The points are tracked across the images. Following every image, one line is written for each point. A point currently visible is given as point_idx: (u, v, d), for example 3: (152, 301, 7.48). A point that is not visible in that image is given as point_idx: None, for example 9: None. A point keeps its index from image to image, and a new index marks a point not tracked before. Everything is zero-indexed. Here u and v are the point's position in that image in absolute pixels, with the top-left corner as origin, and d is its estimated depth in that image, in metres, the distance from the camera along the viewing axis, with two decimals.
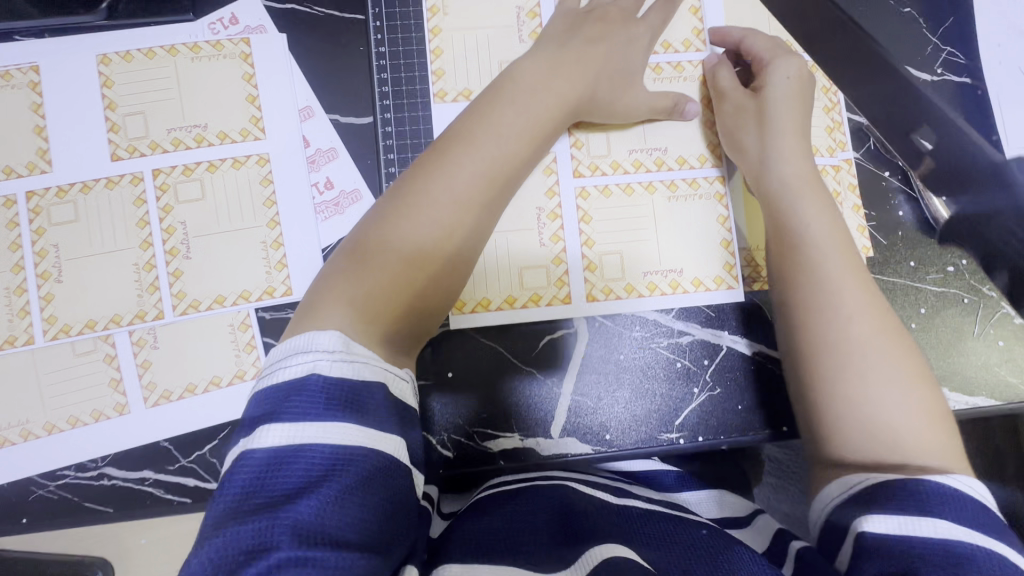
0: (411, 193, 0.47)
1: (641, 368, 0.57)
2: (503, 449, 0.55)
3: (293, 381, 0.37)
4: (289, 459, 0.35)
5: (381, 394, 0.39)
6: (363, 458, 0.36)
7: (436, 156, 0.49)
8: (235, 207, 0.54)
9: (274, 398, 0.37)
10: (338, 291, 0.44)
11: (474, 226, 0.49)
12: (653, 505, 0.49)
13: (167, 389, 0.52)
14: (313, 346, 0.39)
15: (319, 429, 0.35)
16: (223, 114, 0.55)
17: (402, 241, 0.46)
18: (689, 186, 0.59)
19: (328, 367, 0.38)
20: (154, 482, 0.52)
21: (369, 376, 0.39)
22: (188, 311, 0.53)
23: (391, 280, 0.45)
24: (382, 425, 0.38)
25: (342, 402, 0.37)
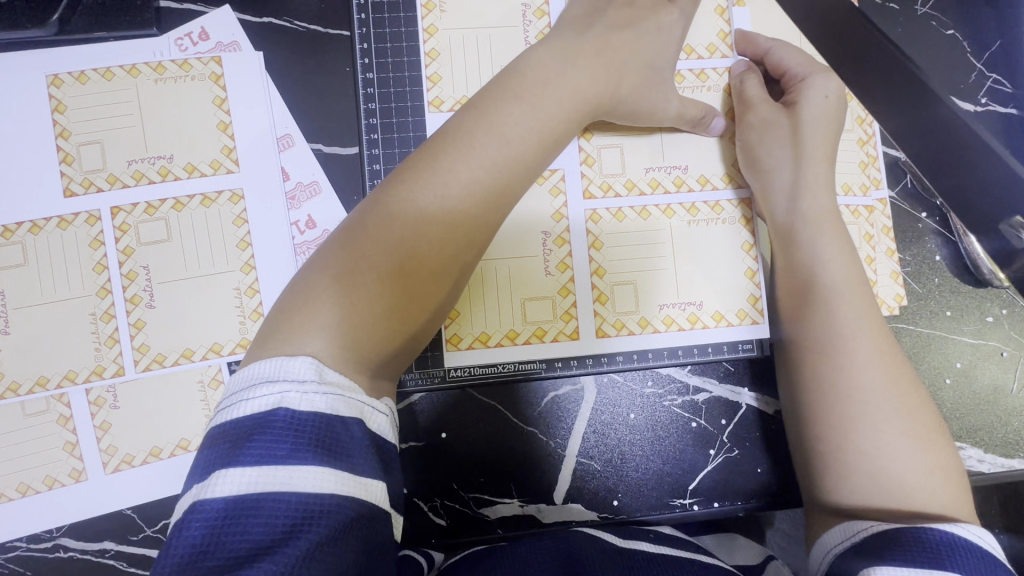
0: (398, 194, 0.40)
1: (651, 426, 0.52)
2: (502, 517, 0.51)
3: (257, 415, 0.31)
4: (249, 511, 0.28)
5: (362, 432, 0.32)
6: (339, 506, 0.29)
7: (430, 147, 0.41)
8: (204, 249, 0.49)
9: (233, 435, 0.30)
10: (301, 322, 0.36)
11: (475, 231, 0.41)
12: (661, 546, 0.44)
13: (129, 452, 0.47)
14: (282, 374, 0.32)
15: (286, 475, 0.29)
16: (191, 143, 0.49)
17: (379, 264, 0.38)
18: (711, 210, 0.51)
19: (299, 400, 0.31)
20: (115, 554, 0.47)
21: (347, 412, 0.32)
22: (152, 366, 0.47)
23: (364, 311, 0.36)
24: (364, 466, 0.31)
25: (315, 440, 0.30)
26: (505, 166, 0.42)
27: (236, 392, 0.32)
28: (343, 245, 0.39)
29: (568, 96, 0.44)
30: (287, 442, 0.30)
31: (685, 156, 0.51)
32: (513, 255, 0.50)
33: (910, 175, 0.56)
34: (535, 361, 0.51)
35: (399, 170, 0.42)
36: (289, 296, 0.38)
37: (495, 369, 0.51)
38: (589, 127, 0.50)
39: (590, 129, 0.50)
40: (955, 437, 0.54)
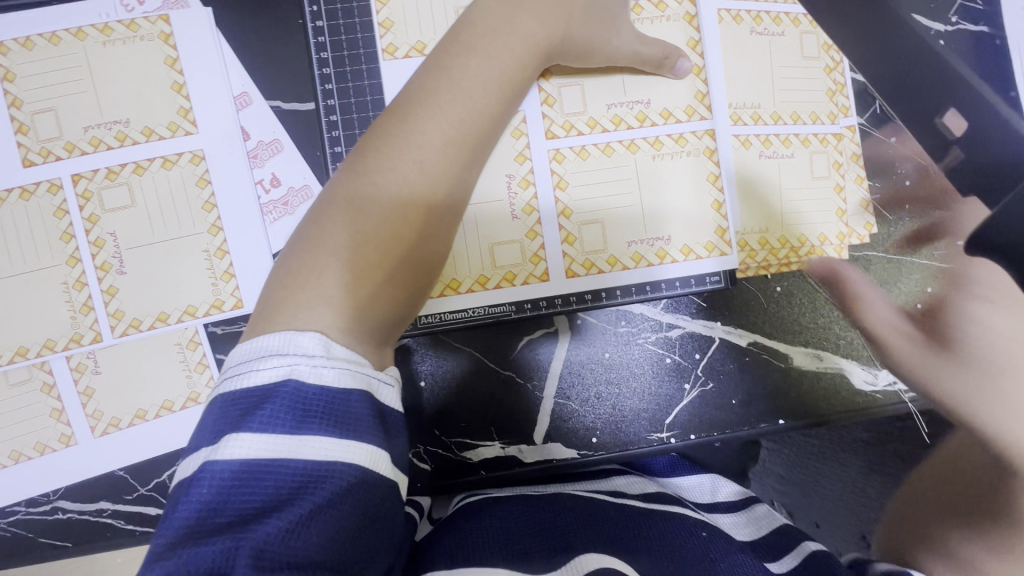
0: (376, 163, 0.39)
1: (630, 368, 0.53)
2: (484, 459, 0.52)
3: (266, 386, 0.31)
4: (259, 474, 0.29)
5: (370, 405, 0.33)
6: (345, 474, 0.30)
7: (406, 112, 0.41)
8: (170, 213, 0.49)
9: (243, 401, 0.31)
10: (303, 296, 0.35)
11: (453, 196, 0.42)
12: (647, 503, 0.46)
13: (115, 416, 0.48)
14: (290, 348, 0.32)
15: (294, 442, 0.30)
16: (147, 106, 0.49)
17: (371, 234, 0.37)
18: (676, 143, 0.51)
19: (308, 374, 0.32)
20: (112, 513, 0.49)
21: (353, 385, 0.33)
22: (129, 331, 0.48)
23: (360, 278, 0.36)
24: (370, 437, 0.32)
25: (323, 412, 0.31)
26: (474, 124, 0.42)
27: (246, 362, 0.32)
28: (333, 216, 0.38)
29: (527, 37, 0.43)
30: (295, 412, 0.30)
31: (647, 90, 0.50)
32: (477, 201, 0.49)
33: (879, 101, 0.55)
34: (504, 304, 0.51)
35: (367, 135, 0.41)
36: (281, 269, 0.37)
37: (467, 313, 0.51)
38: (548, 68, 0.49)
39: (550, 68, 0.49)
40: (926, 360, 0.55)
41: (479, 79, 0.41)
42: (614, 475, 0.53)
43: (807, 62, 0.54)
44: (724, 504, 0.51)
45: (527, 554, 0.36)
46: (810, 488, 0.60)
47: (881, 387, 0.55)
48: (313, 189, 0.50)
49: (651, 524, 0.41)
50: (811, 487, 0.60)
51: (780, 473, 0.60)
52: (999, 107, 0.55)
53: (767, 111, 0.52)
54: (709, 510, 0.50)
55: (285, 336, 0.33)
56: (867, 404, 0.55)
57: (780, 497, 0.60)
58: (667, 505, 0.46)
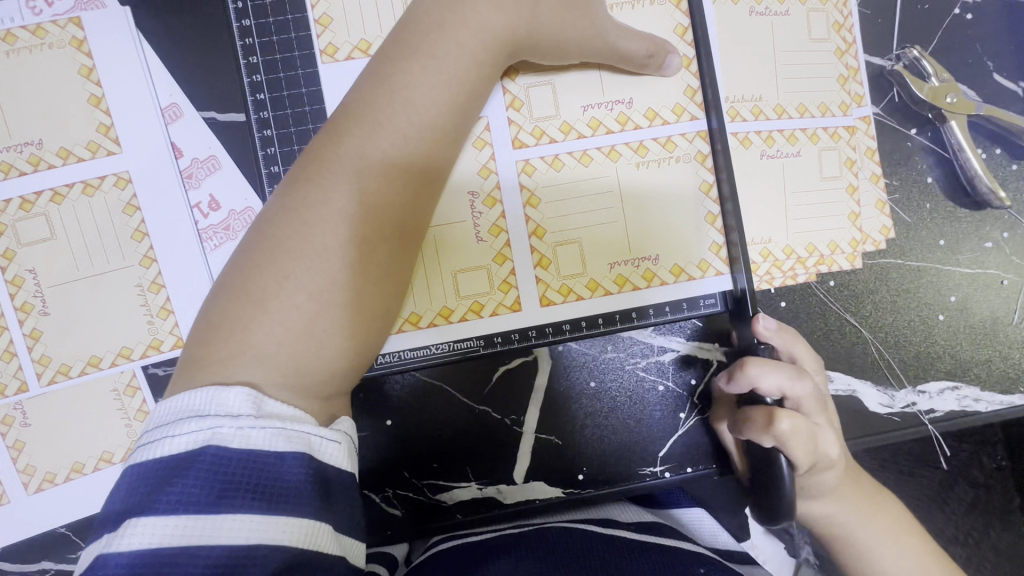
0: (311, 192, 0.33)
1: (618, 397, 0.48)
2: (460, 501, 0.48)
3: (182, 453, 0.27)
4: (165, 563, 0.25)
5: (308, 468, 0.29)
6: (275, 555, 0.26)
7: (344, 128, 0.35)
8: (95, 245, 0.43)
9: (156, 472, 0.27)
10: (225, 353, 0.31)
11: (405, 227, 0.36)
12: (641, 535, 0.41)
13: (49, 471, 0.44)
14: (213, 408, 0.28)
15: (214, 522, 0.26)
16: (61, 125, 0.43)
17: (306, 279, 0.32)
18: (663, 147, 0.44)
19: (232, 439, 0.27)
20: (56, 573, 0.45)
21: (288, 446, 0.28)
22: (57, 378, 0.43)
23: (297, 331, 0.31)
24: (306, 509, 0.28)
25: (246, 483, 0.27)
26: (421, 139, 0.35)
27: (163, 425, 0.28)
28: (261, 260, 0.33)
29: (483, 31, 0.37)
30: (215, 486, 0.26)
31: (628, 86, 0.44)
32: (436, 223, 0.43)
33: (897, 87, 0.48)
34: (472, 339, 0.44)
35: (298, 164, 0.35)
36: (203, 322, 0.32)
37: (429, 350, 0.44)
38: (513, 65, 0.43)
39: (515, 66, 0.43)
40: (949, 377, 0.50)
41: (424, 86, 0.35)
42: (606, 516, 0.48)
43: (815, 45, 0.47)
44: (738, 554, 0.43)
45: None
46: None
47: (898, 409, 0.49)
48: (256, 211, 0.44)
49: (643, 554, 0.37)
50: None
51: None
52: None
53: (769, 104, 0.46)
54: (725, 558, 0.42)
55: (200, 403, 0.28)
56: (883, 428, 0.49)
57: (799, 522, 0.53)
58: (665, 538, 0.41)
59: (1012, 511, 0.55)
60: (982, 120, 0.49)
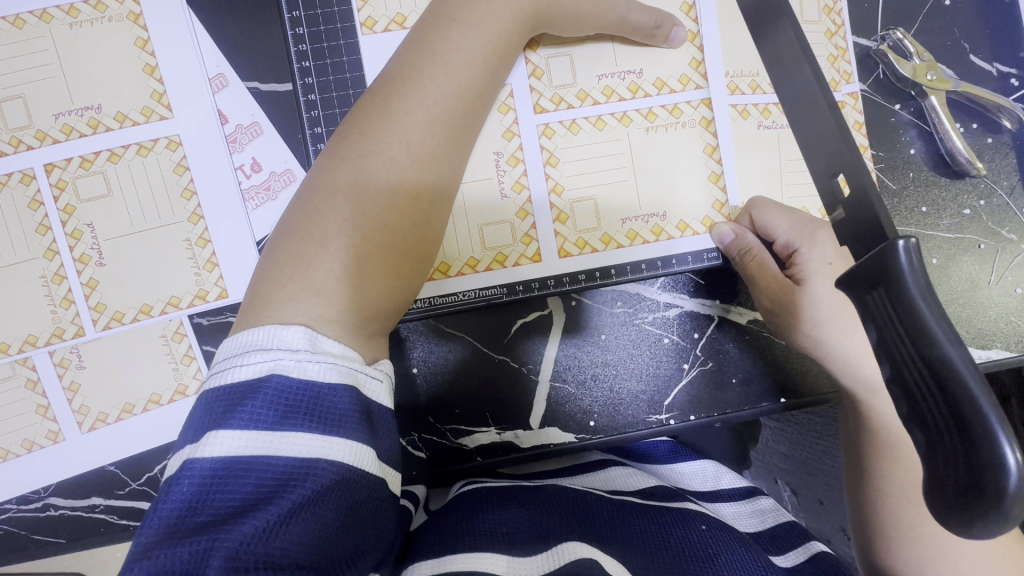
0: (362, 142, 0.37)
1: (627, 348, 0.52)
2: (480, 445, 0.51)
3: (247, 380, 0.28)
4: (239, 474, 0.26)
5: (358, 399, 0.29)
6: (327, 473, 0.27)
7: (391, 88, 0.39)
8: (148, 202, 0.47)
9: (223, 397, 0.28)
10: (289, 289, 0.32)
11: (444, 178, 0.40)
12: (645, 499, 0.44)
13: (102, 411, 0.47)
14: (274, 342, 0.29)
15: (276, 438, 0.27)
16: (119, 92, 0.47)
17: (360, 220, 0.35)
18: (670, 114, 0.49)
19: (292, 369, 0.28)
20: (105, 509, 0.48)
21: (341, 380, 0.29)
22: (111, 324, 0.47)
23: (353, 269, 0.34)
24: (356, 434, 0.28)
25: (307, 409, 0.28)
26: (460, 100, 0.40)
27: (231, 356, 0.29)
28: (313, 204, 0.36)
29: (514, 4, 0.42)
30: (276, 408, 0.27)
31: (639, 58, 0.48)
32: (464, 182, 0.48)
33: (883, 65, 0.53)
34: (495, 287, 0.49)
35: (348, 121, 0.39)
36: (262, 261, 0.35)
37: (456, 297, 0.49)
38: (535, 38, 0.47)
39: (537, 39, 0.47)
40: None
41: (464, 57, 0.40)
42: (615, 463, 0.52)
43: (806, 27, 0.51)
44: (727, 492, 0.51)
45: (521, 535, 0.35)
46: (809, 466, 0.61)
47: None
48: (296, 172, 0.48)
49: (646, 516, 0.40)
50: (817, 466, 0.60)
51: (784, 451, 0.62)
52: (995, 73, 0.54)
53: (765, 79, 0.50)
54: (710, 501, 0.49)
55: (260, 327, 0.31)
56: None
57: (783, 476, 0.61)
58: (668, 501, 0.44)
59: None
60: (959, 97, 0.53)
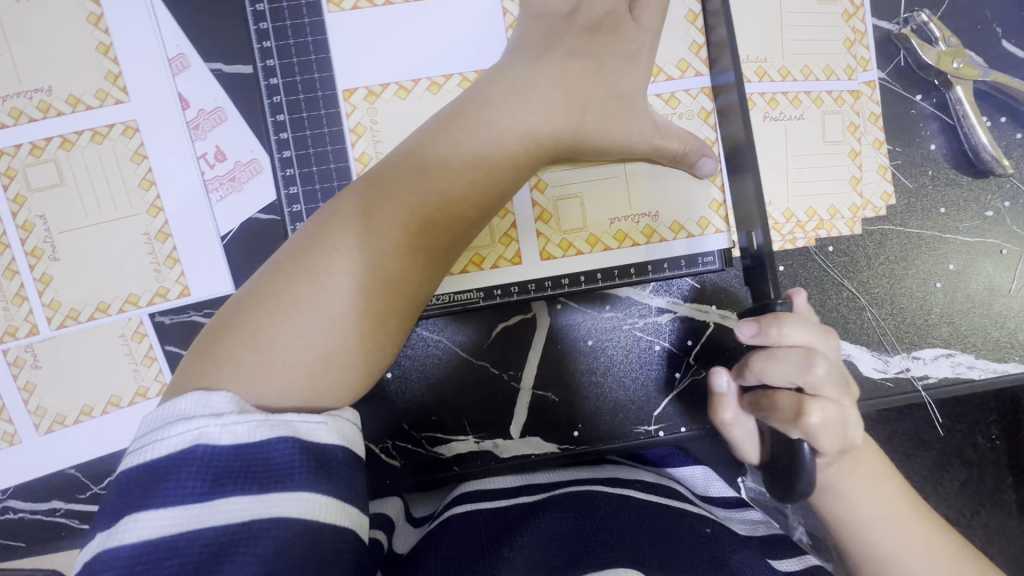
0: (337, 233, 0.33)
1: (616, 358, 0.49)
2: (458, 454, 0.49)
3: (167, 456, 0.25)
4: (168, 556, 0.23)
5: (300, 452, 0.27)
6: (273, 536, 0.25)
7: (385, 177, 0.34)
8: (103, 193, 0.44)
9: (141, 478, 0.25)
10: (244, 357, 0.30)
11: (419, 283, 0.34)
12: (647, 494, 0.42)
13: (59, 413, 0.45)
14: (198, 410, 0.27)
15: (208, 510, 0.24)
16: (71, 73, 0.43)
17: (331, 304, 0.31)
18: (666, 104, 0.44)
19: (218, 435, 0.26)
20: (66, 513, 0.46)
21: (275, 435, 0.27)
22: (67, 323, 0.44)
23: (318, 351, 0.30)
24: (301, 485, 0.26)
25: (242, 474, 0.25)
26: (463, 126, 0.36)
27: (148, 431, 0.26)
28: (290, 268, 0.32)
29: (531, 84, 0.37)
30: (204, 478, 0.25)
31: None
32: None
33: (905, 51, 0.48)
34: (472, 290, 0.46)
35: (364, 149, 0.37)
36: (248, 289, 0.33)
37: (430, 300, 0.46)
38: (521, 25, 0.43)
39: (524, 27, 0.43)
40: (944, 345, 0.50)
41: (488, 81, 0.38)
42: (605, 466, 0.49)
43: (821, 7, 0.47)
44: (721, 498, 0.46)
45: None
46: None
47: (892, 374, 0.50)
48: (262, 162, 0.45)
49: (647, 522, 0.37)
50: None
51: None
52: None
53: (774, 66, 0.46)
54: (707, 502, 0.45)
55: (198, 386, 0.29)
56: (877, 393, 0.50)
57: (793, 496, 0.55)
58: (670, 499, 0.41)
59: (1003, 489, 0.59)
60: (987, 88, 0.49)
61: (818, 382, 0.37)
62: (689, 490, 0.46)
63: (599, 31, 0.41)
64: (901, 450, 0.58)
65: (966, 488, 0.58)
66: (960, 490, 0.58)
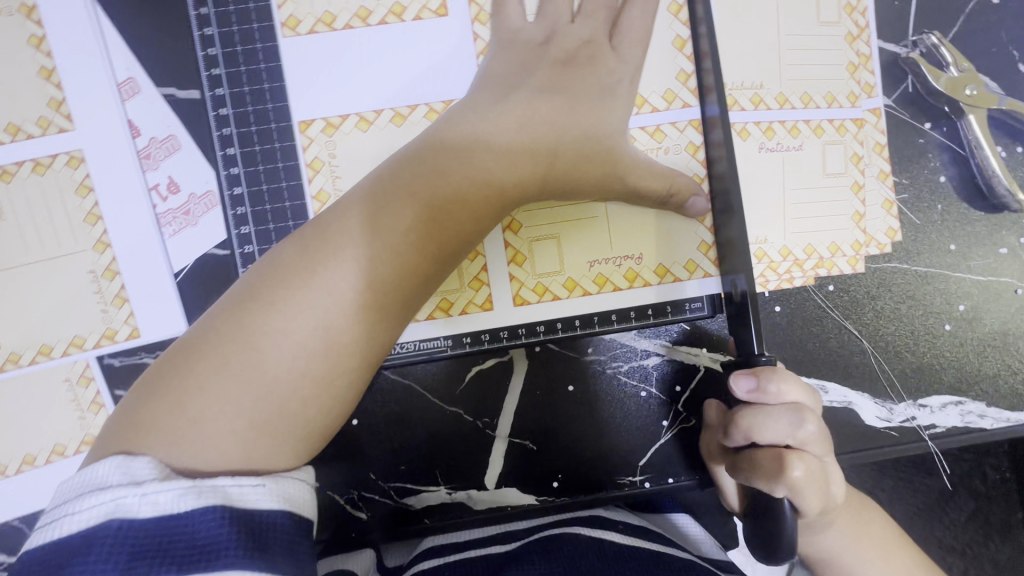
0: (277, 295, 0.30)
1: (598, 406, 0.45)
2: (428, 506, 0.45)
3: (74, 534, 0.22)
4: None
5: (232, 521, 0.23)
6: None
7: (337, 224, 0.32)
8: (46, 227, 0.41)
9: (43, 562, 0.22)
10: (168, 428, 0.26)
11: (367, 347, 0.31)
12: (631, 538, 0.38)
13: (0, 462, 0.42)
14: (117, 478, 0.23)
15: None
16: (12, 99, 0.40)
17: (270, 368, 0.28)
18: (650, 138, 0.41)
19: (135, 508, 0.22)
20: (8, 567, 0.43)
21: (202, 504, 0.23)
22: (8, 367, 0.41)
23: (253, 419, 0.27)
24: (228, 562, 0.22)
25: (160, 553, 0.22)
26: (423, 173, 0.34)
27: (58, 505, 0.23)
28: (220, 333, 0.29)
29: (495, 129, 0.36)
30: (115, 561, 0.21)
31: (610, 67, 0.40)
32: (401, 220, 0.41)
33: (913, 76, 0.44)
34: (439, 338, 0.43)
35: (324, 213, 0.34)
36: (177, 351, 0.30)
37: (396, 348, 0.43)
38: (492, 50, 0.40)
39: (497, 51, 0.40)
40: (954, 391, 0.47)
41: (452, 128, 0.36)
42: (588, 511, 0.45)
43: (822, 29, 0.43)
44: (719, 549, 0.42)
45: None
46: None
47: (897, 424, 0.46)
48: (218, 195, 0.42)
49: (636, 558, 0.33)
50: None
51: None
52: None
53: (770, 92, 0.43)
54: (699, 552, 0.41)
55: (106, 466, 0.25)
56: (881, 443, 0.46)
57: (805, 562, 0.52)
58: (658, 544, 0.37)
59: (1015, 524, 0.55)
60: (1002, 115, 0.45)
61: (809, 439, 0.33)
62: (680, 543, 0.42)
63: (572, 62, 0.39)
64: (906, 496, 0.54)
65: (975, 536, 0.55)
66: (969, 531, 0.55)
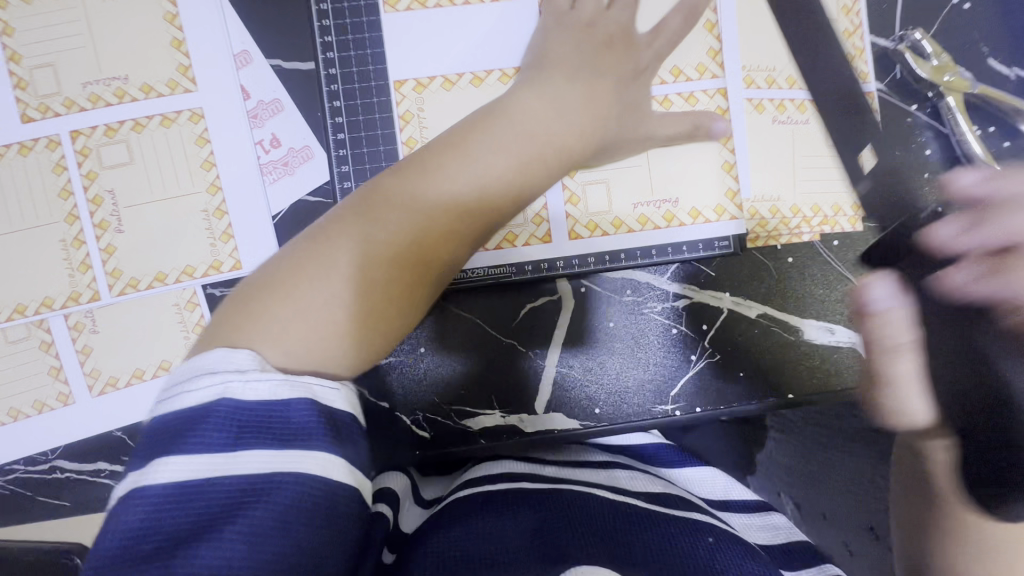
0: (379, 209, 0.37)
1: (633, 341, 0.52)
2: (483, 428, 0.51)
3: (192, 406, 0.27)
4: (190, 499, 0.26)
5: (317, 413, 0.29)
6: (283, 491, 0.27)
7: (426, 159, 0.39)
8: (168, 172, 0.48)
9: (167, 426, 0.27)
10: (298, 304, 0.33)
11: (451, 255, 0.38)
12: (652, 504, 0.42)
13: (112, 375, 0.48)
14: (223, 365, 0.29)
15: (227, 460, 0.26)
16: (147, 63, 0.48)
17: (351, 272, 0.34)
18: (686, 101, 0.50)
19: (241, 391, 0.28)
20: (110, 474, 0.49)
21: (295, 395, 0.29)
22: (126, 291, 0.48)
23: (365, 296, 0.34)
24: (317, 443, 0.28)
25: (260, 429, 0.27)
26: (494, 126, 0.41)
27: (177, 383, 0.29)
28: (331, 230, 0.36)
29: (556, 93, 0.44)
30: (226, 432, 0.27)
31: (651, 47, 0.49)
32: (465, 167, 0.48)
33: (900, 66, 0.53)
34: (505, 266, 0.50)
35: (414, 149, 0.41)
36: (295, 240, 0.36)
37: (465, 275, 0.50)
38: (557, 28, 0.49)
39: None
40: None
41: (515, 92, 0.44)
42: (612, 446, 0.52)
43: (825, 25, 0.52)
44: (737, 503, 0.48)
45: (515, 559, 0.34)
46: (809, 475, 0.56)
47: None
48: (314, 149, 0.49)
49: (650, 526, 0.38)
50: (823, 479, 0.56)
51: (790, 465, 0.57)
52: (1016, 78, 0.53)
53: (783, 74, 0.51)
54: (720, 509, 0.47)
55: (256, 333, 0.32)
56: None
57: (786, 489, 0.57)
58: (676, 509, 0.41)
59: None
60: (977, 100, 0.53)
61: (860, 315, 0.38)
62: (696, 496, 0.47)
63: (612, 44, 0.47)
64: None
65: None
66: None
